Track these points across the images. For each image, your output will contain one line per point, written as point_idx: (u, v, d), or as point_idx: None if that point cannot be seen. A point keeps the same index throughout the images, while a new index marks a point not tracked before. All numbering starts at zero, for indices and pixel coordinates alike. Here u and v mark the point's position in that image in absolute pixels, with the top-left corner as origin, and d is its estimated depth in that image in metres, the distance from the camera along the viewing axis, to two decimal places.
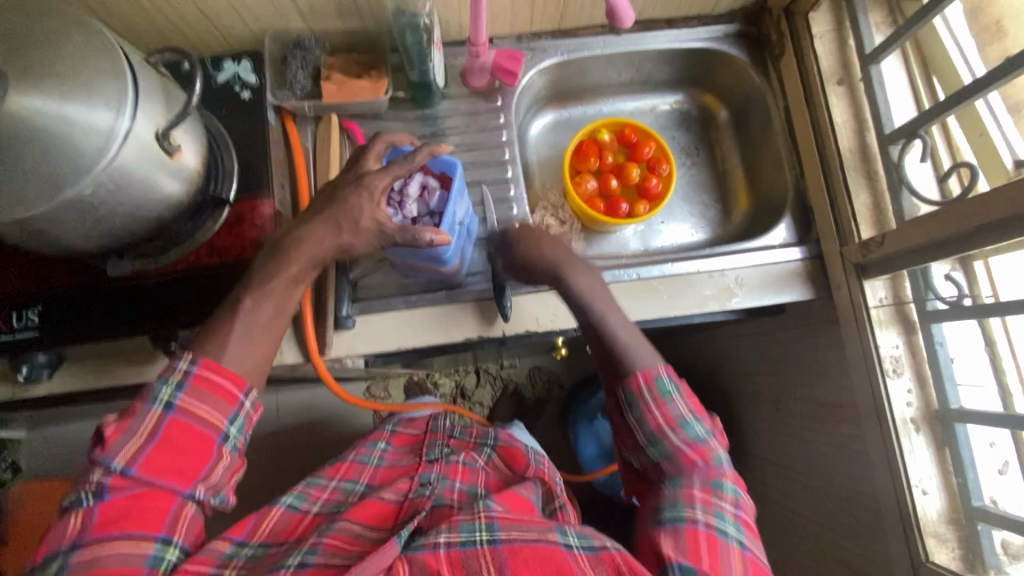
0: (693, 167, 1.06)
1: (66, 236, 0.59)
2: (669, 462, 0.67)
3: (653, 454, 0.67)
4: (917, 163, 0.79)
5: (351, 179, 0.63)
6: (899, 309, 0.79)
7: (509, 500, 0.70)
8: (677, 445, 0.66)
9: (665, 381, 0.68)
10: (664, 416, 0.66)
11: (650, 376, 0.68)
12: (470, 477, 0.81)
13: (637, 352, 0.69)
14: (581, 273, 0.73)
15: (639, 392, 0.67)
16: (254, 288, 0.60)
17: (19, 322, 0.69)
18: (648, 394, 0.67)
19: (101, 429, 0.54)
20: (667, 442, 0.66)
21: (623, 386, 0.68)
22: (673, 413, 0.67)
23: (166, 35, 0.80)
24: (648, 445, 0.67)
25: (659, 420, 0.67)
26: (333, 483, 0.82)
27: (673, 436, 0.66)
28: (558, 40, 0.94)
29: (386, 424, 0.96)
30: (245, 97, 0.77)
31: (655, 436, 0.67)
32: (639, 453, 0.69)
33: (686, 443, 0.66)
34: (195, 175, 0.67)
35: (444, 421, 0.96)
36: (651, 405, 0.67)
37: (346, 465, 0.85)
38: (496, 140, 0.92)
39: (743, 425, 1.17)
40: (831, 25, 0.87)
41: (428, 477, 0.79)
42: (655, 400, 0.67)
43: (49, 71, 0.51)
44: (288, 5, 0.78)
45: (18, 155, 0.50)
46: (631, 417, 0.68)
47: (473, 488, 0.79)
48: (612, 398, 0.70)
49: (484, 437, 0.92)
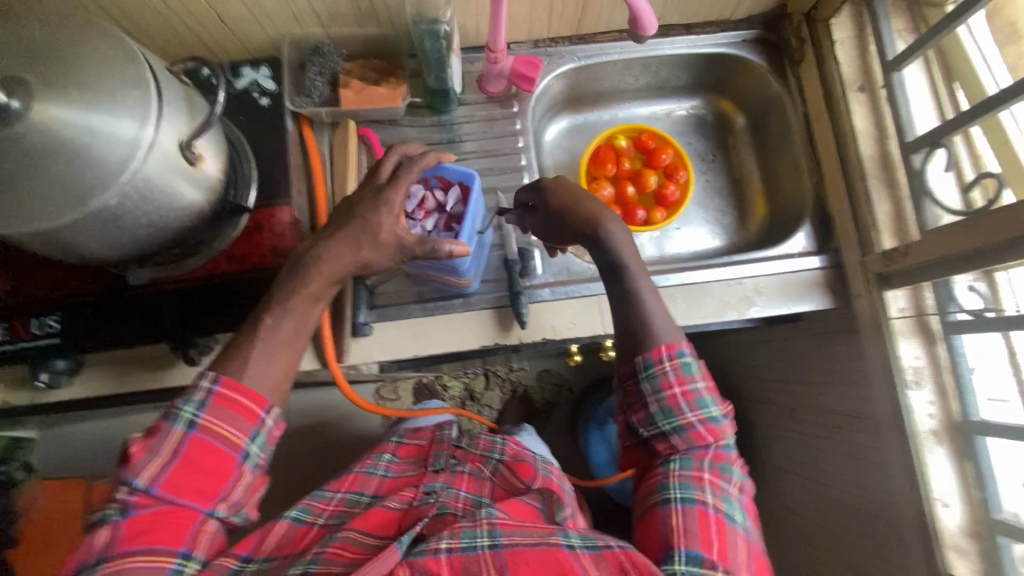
0: (708, 173, 1.05)
1: (86, 245, 0.58)
2: (680, 437, 0.67)
3: (665, 426, 0.67)
4: (940, 172, 0.77)
5: (369, 191, 0.63)
6: (920, 319, 0.78)
7: (513, 508, 0.71)
8: (692, 423, 0.67)
9: (686, 357, 0.68)
10: (682, 390, 0.67)
11: (673, 349, 0.68)
12: (475, 486, 0.82)
13: (662, 327, 0.69)
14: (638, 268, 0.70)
15: (659, 363, 0.68)
16: (273, 303, 0.60)
17: (39, 328, 0.69)
18: (668, 366, 0.68)
19: (126, 447, 0.55)
20: (681, 417, 0.67)
21: (645, 355, 0.68)
22: (691, 390, 0.67)
23: (184, 40, 0.79)
24: (661, 418, 0.67)
25: (676, 394, 0.67)
26: (340, 495, 0.82)
27: (688, 412, 0.67)
28: (575, 45, 0.94)
29: (392, 435, 0.97)
30: (263, 103, 0.78)
31: (670, 408, 0.67)
32: (648, 426, 0.68)
33: (699, 421, 0.67)
34: (216, 184, 0.66)
35: (451, 431, 0.96)
36: (671, 378, 0.67)
37: (352, 477, 0.85)
38: (512, 147, 0.91)
39: (758, 432, 1.16)
40: (852, 31, 0.86)
41: (433, 486, 0.80)
42: (675, 372, 0.67)
43: (71, 82, 0.51)
44: (306, 12, 0.77)
45: (42, 166, 0.50)
46: (647, 386, 0.68)
47: (478, 496, 0.79)
48: (625, 367, 0.70)
49: (491, 450, 0.89)
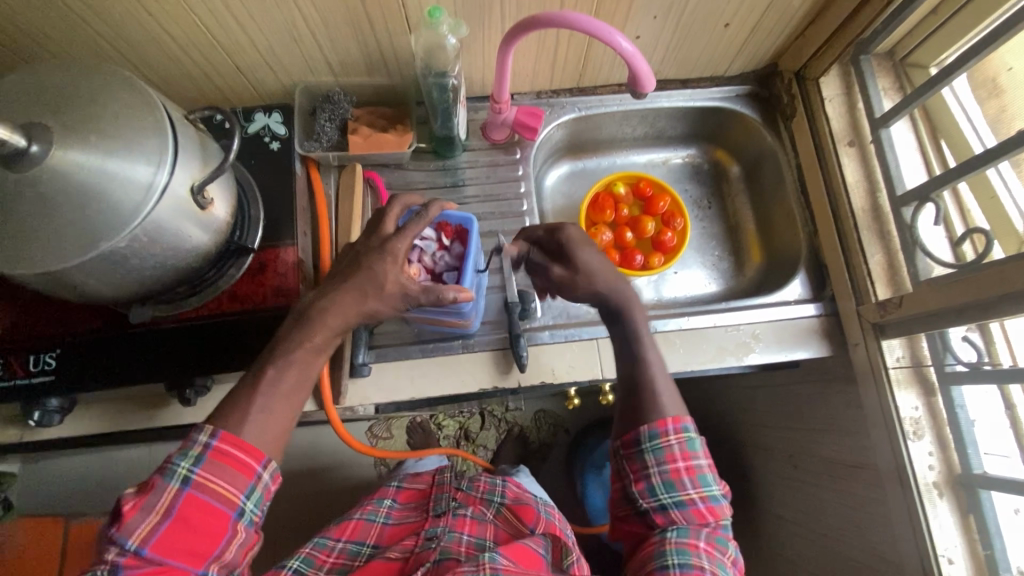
0: (705, 220, 1.08)
1: (90, 284, 0.59)
2: (679, 512, 0.65)
3: (665, 499, 0.66)
4: (930, 225, 0.80)
5: (374, 242, 0.62)
6: (917, 370, 0.79)
7: (518, 553, 0.70)
8: (693, 499, 0.66)
9: (690, 433, 0.68)
10: (686, 466, 0.66)
11: (679, 423, 0.67)
12: (478, 529, 0.79)
13: (668, 400, 0.69)
14: (635, 309, 0.72)
15: (665, 437, 0.67)
16: (276, 354, 0.59)
17: (36, 366, 0.69)
18: (675, 440, 0.67)
19: (118, 505, 0.53)
20: (682, 493, 0.66)
21: (651, 425, 0.67)
22: (694, 466, 0.67)
23: (199, 86, 0.82)
24: (661, 490, 0.66)
25: (680, 468, 0.66)
26: (340, 545, 0.79)
27: (690, 488, 0.66)
28: (576, 97, 0.97)
29: (392, 480, 0.95)
30: (274, 147, 0.79)
31: (672, 482, 0.66)
32: (647, 497, 0.66)
33: (701, 498, 0.66)
34: (224, 226, 0.67)
35: (450, 474, 0.93)
36: (675, 452, 0.66)
37: (352, 524, 0.83)
38: (514, 192, 0.93)
39: (757, 480, 1.15)
40: (840, 88, 0.90)
41: (434, 530, 0.77)
42: (680, 448, 0.66)
43: (93, 130, 0.53)
44: (320, 62, 0.81)
45: (57, 209, 0.51)
46: (651, 459, 0.66)
47: (481, 539, 0.77)
48: (629, 436, 0.68)
49: (491, 492, 0.88)
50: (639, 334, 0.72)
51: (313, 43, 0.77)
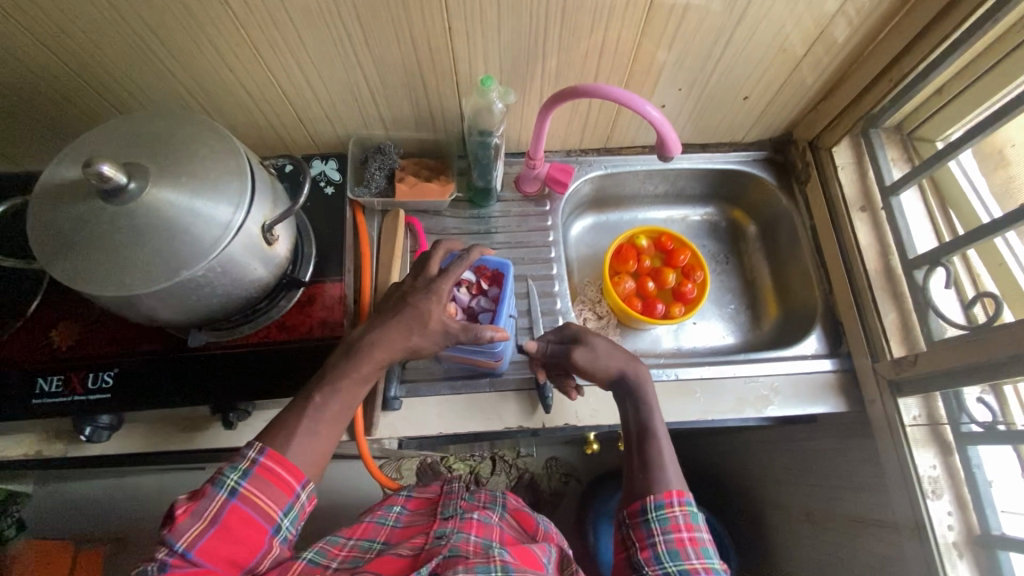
0: (722, 275, 1.12)
1: (162, 310, 0.64)
2: None
3: (670, 568, 0.66)
4: (942, 288, 0.84)
5: (420, 283, 0.68)
6: (934, 429, 0.80)
7: (522, 554, 0.74)
8: (697, 569, 0.66)
9: (693, 505, 0.69)
10: (690, 536, 0.67)
11: (683, 496, 0.69)
12: (485, 531, 0.79)
13: (672, 471, 0.70)
14: (648, 386, 0.76)
15: (670, 508, 0.68)
16: (325, 382, 0.64)
17: (94, 383, 0.73)
18: (679, 512, 0.68)
19: (171, 508, 0.56)
20: (686, 561, 0.66)
21: (657, 496, 0.69)
22: (698, 538, 0.68)
23: (263, 133, 0.91)
24: (667, 559, 0.66)
25: (684, 538, 0.67)
26: (352, 543, 0.80)
27: (694, 559, 0.67)
28: (603, 156, 1.05)
29: (402, 489, 0.95)
30: (327, 191, 0.88)
31: (677, 551, 0.67)
32: (653, 566, 0.66)
33: (704, 569, 0.66)
34: (283, 262, 0.73)
35: (459, 484, 0.93)
36: (680, 523, 0.68)
37: (363, 525, 0.84)
38: (543, 240, 0.99)
39: (772, 538, 1.14)
40: (851, 157, 0.96)
41: (443, 530, 0.78)
42: (684, 519, 0.68)
43: (185, 173, 0.60)
44: (374, 117, 0.89)
45: (148, 240, 0.57)
46: (656, 528, 0.67)
47: (489, 540, 0.77)
48: (635, 504, 0.70)
49: (494, 502, 0.89)
50: (646, 394, 0.75)
51: (370, 102, 0.85)
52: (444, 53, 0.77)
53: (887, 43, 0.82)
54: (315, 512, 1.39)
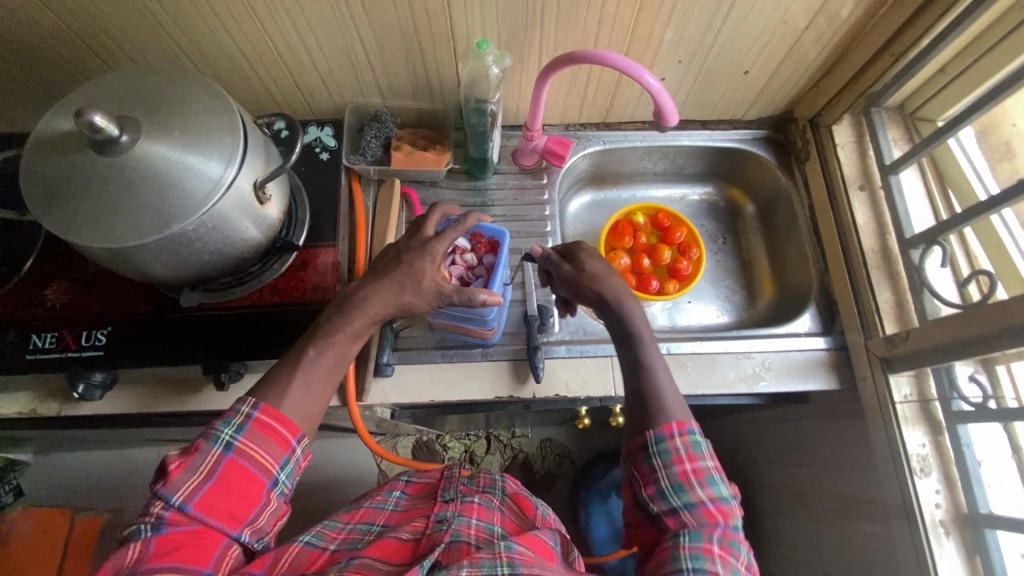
0: (719, 255, 1.12)
1: (154, 265, 0.64)
2: (689, 513, 0.62)
3: (675, 502, 0.62)
4: (937, 267, 0.83)
5: (413, 244, 0.68)
6: (924, 406, 0.81)
7: (531, 542, 0.69)
8: (702, 500, 0.62)
9: (696, 436, 0.66)
10: (693, 467, 0.63)
11: (683, 427, 0.66)
12: (486, 515, 0.78)
13: (673, 408, 0.67)
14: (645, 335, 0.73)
15: (671, 439, 0.65)
16: (317, 338, 0.64)
17: (87, 341, 0.74)
18: (679, 443, 0.64)
19: (164, 464, 0.56)
20: (692, 493, 0.62)
21: (656, 430, 0.65)
22: (703, 466, 0.64)
23: (260, 98, 0.90)
24: (672, 493, 0.62)
25: (687, 469, 0.63)
26: (350, 526, 0.78)
27: (699, 489, 0.63)
28: (602, 131, 1.04)
29: (402, 474, 0.94)
30: (323, 157, 0.88)
31: (681, 483, 0.63)
32: (657, 499, 0.63)
33: (710, 498, 0.62)
34: (275, 223, 0.73)
35: (458, 469, 0.92)
36: (682, 455, 0.64)
37: (362, 510, 0.82)
38: (539, 214, 0.99)
39: (761, 519, 1.14)
40: (852, 136, 0.96)
41: (444, 514, 0.75)
42: (686, 450, 0.64)
43: (176, 127, 0.60)
44: (371, 84, 0.89)
45: (139, 192, 0.57)
46: (657, 462, 0.64)
47: (491, 525, 0.76)
48: (636, 440, 0.67)
49: (493, 486, 0.87)
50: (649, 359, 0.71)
51: (367, 67, 0.85)
52: (441, 17, 0.77)
53: (891, 15, 0.81)
54: (310, 486, 1.40)
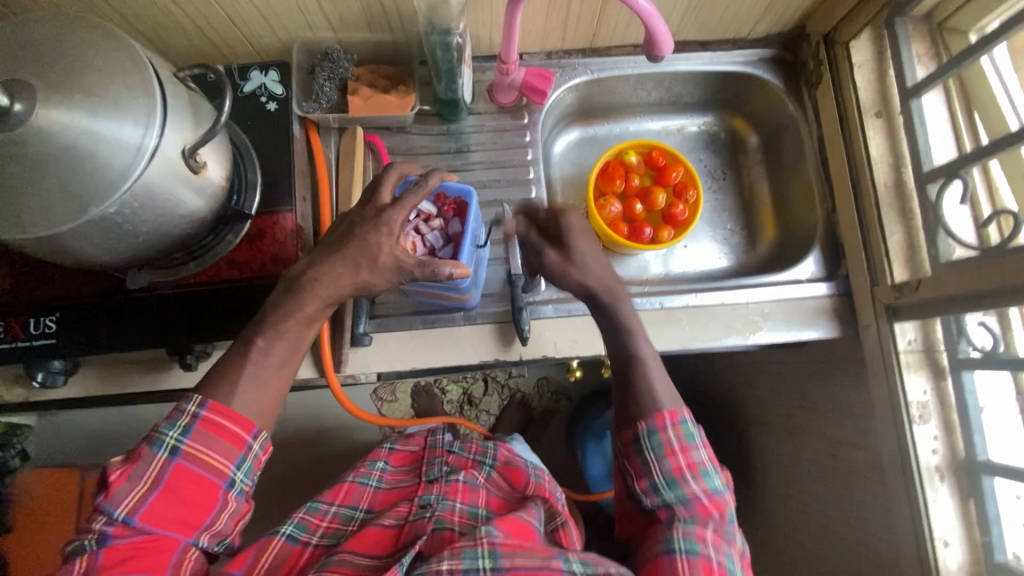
0: (718, 192, 1.03)
1: (85, 251, 0.57)
2: (684, 506, 0.64)
3: (669, 496, 0.65)
4: (955, 204, 0.75)
5: (368, 212, 0.60)
6: (929, 354, 0.77)
7: (512, 524, 0.67)
8: (696, 493, 0.64)
9: (688, 425, 0.67)
10: (687, 461, 0.65)
11: (675, 418, 0.66)
12: (471, 496, 0.77)
13: (663, 395, 0.68)
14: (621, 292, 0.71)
15: (663, 432, 0.66)
16: (265, 325, 0.58)
17: (36, 329, 0.68)
18: (673, 435, 0.65)
19: (105, 474, 0.53)
20: (685, 487, 0.64)
21: (647, 422, 0.66)
22: (695, 459, 0.66)
23: (193, 38, 0.78)
24: (665, 487, 0.65)
25: (681, 464, 0.65)
26: (333, 509, 0.78)
27: (693, 482, 0.65)
28: (589, 58, 0.93)
29: (386, 440, 0.92)
30: (270, 108, 0.77)
31: (675, 478, 0.65)
32: (650, 493, 0.65)
33: (704, 492, 0.65)
34: (219, 191, 0.66)
35: (445, 436, 0.90)
36: (675, 447, 0.65)
37: (345, 487, 0.81)
38: (521, 159, 0.90)
39: (755, 456, 1.15)
40: (871, 54, 0.84)
41: (428, 498, 0.76)
42: (679, 442, 0.66)
43: (76, 87, 0.50)
44: (317, 15, 0.76)
45: (44, 173, 0.49)
46: (651, 455, 0.65)
47: (475, 507, 0.76)
48: (628, 434, 0.67)
49: (484, 455, 0.87)
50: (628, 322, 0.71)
51: None
52: None
53: None
54: None
